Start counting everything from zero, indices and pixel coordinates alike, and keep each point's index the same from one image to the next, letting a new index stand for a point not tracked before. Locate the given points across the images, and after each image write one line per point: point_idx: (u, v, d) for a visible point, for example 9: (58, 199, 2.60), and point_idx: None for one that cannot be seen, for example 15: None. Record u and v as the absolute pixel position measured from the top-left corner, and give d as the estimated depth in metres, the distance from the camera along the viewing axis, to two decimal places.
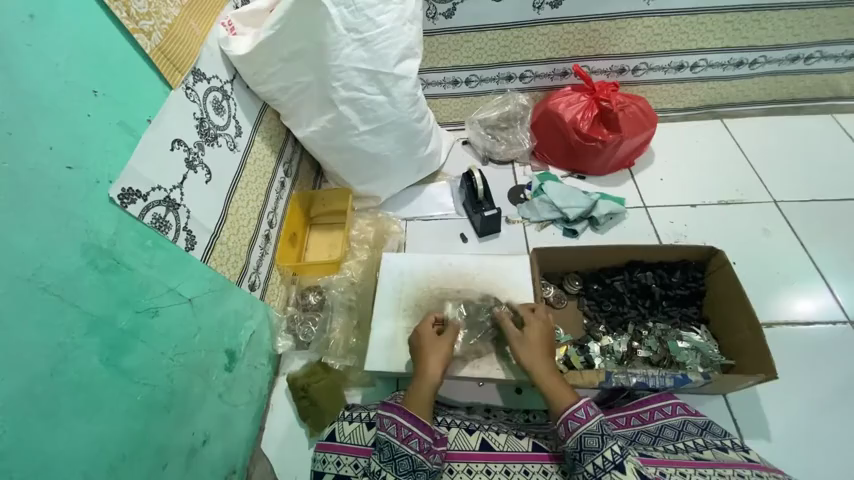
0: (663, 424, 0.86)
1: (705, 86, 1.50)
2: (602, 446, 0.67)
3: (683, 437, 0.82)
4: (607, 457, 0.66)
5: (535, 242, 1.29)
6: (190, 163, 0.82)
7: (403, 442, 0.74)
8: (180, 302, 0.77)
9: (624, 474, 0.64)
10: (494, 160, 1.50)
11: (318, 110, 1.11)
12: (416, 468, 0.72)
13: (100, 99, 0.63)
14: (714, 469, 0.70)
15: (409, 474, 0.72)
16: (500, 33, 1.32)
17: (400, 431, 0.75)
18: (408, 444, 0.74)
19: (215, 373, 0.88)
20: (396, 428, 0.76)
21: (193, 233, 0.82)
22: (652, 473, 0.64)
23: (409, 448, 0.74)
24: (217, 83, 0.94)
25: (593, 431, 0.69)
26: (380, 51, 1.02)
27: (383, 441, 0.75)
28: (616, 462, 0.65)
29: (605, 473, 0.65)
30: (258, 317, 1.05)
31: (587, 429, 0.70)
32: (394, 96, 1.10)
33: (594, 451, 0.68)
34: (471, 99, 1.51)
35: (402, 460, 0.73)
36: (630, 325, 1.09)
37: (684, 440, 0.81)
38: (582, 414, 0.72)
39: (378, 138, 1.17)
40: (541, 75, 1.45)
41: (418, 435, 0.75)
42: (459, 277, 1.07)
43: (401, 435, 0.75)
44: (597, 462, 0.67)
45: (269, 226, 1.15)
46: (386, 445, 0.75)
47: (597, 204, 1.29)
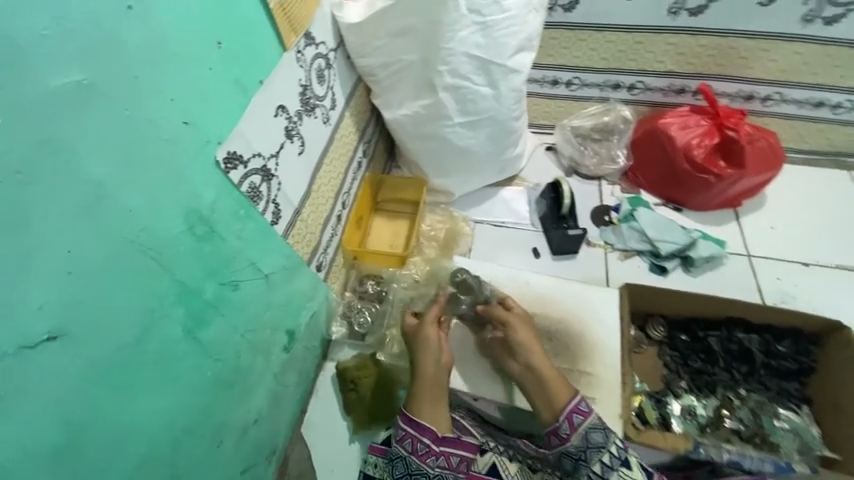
0: None
1: (844, 130, 1.30)
2: (607, 442, 0.73)
3: None
4: (612, 453, 0.73)
5: (615, 271, 1.18)
6: (288, 132, 0.77)
7: (398, 443, 0.81)
8: (258, 277, 0.74)
9: (630, 468, 0.72)
10: (580, 173, 1.38)
11: (415, 92, 1.03)
12: (412, 470, 0.79)
13: (222, 52, 0.58)
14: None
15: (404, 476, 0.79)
16: (622, 36, 1.18)
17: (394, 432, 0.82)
18: (401, 445, 0.80)
19: (275, 352, 0.84)
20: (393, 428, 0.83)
21: (280, 206, 0.77)
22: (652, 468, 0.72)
23: (403, 450, 0.80)
24: (323, 50, 0.88)
25: (596, 425, 0.75)
26: (498, 39, 0.93)
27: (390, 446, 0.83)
28: (622, 459, 0.72)
29: (612, 470, 0.72)
30: (318, 299, 1.00)
31: (591, 425, 0.75)
32: (500, 90, 1.00)
33: (599, 447, 0.73)
34: (567, 103, 1.38)
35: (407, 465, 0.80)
36: (719, 388, 0.97)
37: None
38: (585, 407, 0.76)
39: (470, 132, 1.07)
40: (653, 88, 1.30)
41: (409, 436, 0.80)
42: (539, 301, 0.97)
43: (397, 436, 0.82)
44: (602, 459, 0.73)
45: (342, 207, 1.10)
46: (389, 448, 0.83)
47: (697, 243, 1.15)
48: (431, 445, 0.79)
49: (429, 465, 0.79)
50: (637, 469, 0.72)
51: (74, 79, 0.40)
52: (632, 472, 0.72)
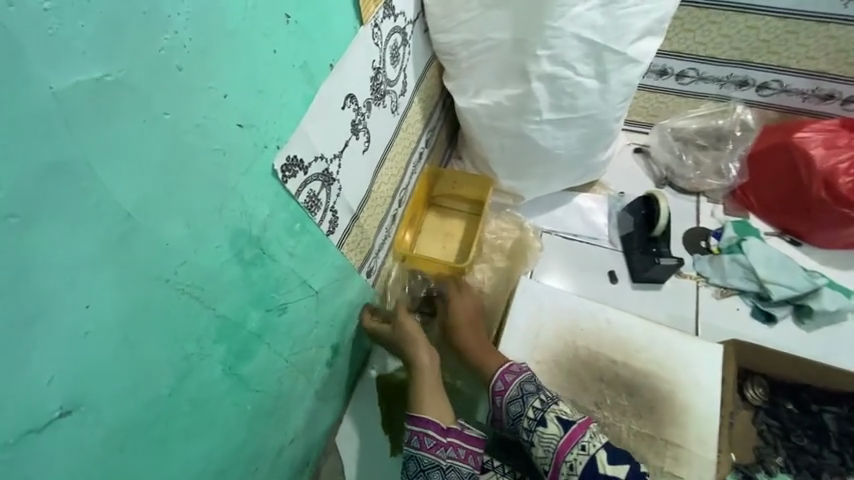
0: None
1: None
2: (524, 408, 0.73)
3: None
4: (531, 416, 0.72)
5: (707, 311, 1.00)
6: (355, 126, 0.64)
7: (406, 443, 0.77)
8: (308, 296, 0.64)
9: (547, 427, 0.71)
10: (675, 185, 1.16)
11: (500, 80, 0.86)
12: (423, 468, 0.74)
13: (291, 29, 0.45)
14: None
15: (417, 475, 0.74)
16: (770, 21, 0.93)
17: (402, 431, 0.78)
18: (409, 445, 0.76)
19: (317, 369, 0.76)
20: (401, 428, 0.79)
21: (338, 213, 0.66)
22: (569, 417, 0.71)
23: (413, 449, 0.75)
24: (401, 22, 0.72)
25: (514, 397, 0.74)
26: (621, 19, 0.73)
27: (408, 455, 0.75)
28: (539, 418, 0.72)
29: (534, 432, 0.72)
30: (365, 307, 0.90)
31: (509, 396, 0.75)
32: (609, 84, 0.81)
33: (519, 416, 0.73)
34: (673, 99, 1.14)
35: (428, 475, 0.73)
36: (825, 475, 0.81)
37: None
38: (501, 384, 0.76)
39: (559, 131, 0.89)
40: (792, 91, 1.03)
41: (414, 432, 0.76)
42: (617, 345, 0.81)
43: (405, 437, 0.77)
44: (525, 424, 0.73)
45: (398, 205, 0.97)
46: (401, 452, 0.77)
47: (822, 292, 0.94)
48: (438, 436, 0.75)
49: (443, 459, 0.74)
50: (553, 425, 0.70)
51: (95, 76, 0.29)
52: (548, 429, 0.71)
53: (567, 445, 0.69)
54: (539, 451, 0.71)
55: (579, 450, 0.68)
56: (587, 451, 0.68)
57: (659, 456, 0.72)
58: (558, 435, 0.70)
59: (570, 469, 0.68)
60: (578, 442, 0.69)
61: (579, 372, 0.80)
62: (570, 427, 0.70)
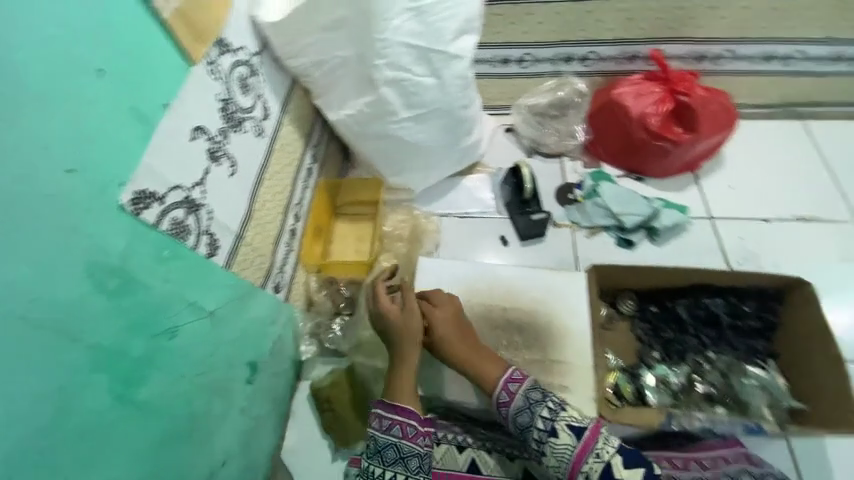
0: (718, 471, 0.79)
1: (795, 82, 1.28)
2: (532, 420, 0.71)
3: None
4: (541, 427, 0.70)
5: (583, 250, 1.18)
6: (213, 154, 0.71)
7: (384, 432, 0.75)
8: (200, 317, 0.68)
9: (558, 437, 0.69)
10: (541, 153, 1.35)
11: (356, 91, 0.96)
12: (402, 455, 0.73)
13: (107, 80, 0.52)
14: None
15: (396, 461, 0.73)
16: (568, 6, 1.13)
17: (379, 422, 0.76)
18: (389, 433, 0.75)
19: (236, 388, 0.80)
20: (377, 420, 0.77)
21: (216, 235, 0.72)
22: (582, 424, 0.69)
23: (390, 437, 0.75)
24: (243, 55, 0.80)
25: (521, 408, 0.73)
26: (436, 24, 0.86)
27: (387, 443, 0.74)
28: (549, 429, 0.69)
29: (545, 443, 0.69)
30: (282, 319, 0.95)
31: (516, 407, 0.73)
32: (444, 79, 0.94)
33: (528, 427, 0.71)
34: (521, 81, 1.33)
35: (407, 462, 0.73)
36: (689, 355, 0.98)
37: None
38: (505, 396, 0.75)
39: (420, 126, 1.01)
40: (606, 58, 1.25)
41: (394, 422, 0.75)
42: (505, 294, 0.95)
43: (382, 427, 0.76)
44: (536, 435, 0.70)
45: (295, 220, 1.04)
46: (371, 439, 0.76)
47: (659, 213, 1.15)
48: (419, 425, 0.75)
49: (421, 446, 0.74)
50: (565, 435, 0.68)
51: None
52: (560, 440, 0.68)
53: (582, 455, 0.66)
54: (551, 462, 0.68)
55: (594, 458, 0.66)
56: (601, 458, 0.66)
57: (548, 375, 0.84)
58: (571, 446, 0.67)
59: None
60: (593, 451, 0.66)
61: (477, 324, 0.92)
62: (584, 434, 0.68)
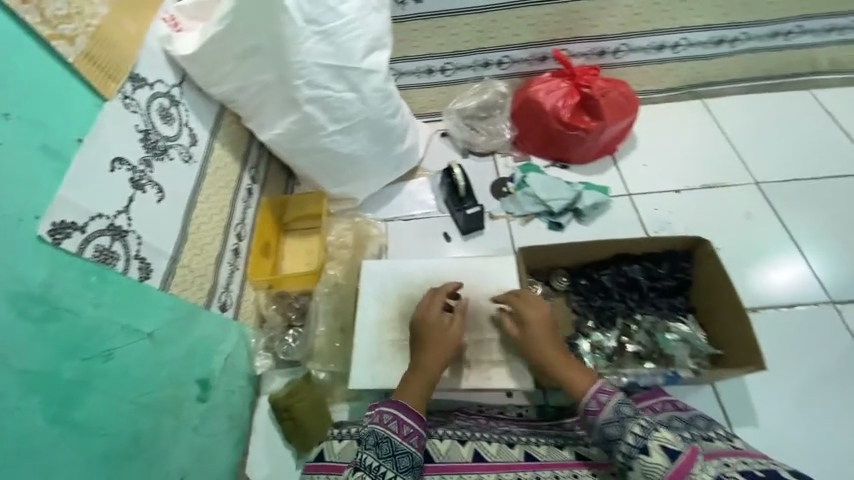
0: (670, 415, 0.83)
1: (688, 66, 1.43)
2: (622, 434, 0.71)
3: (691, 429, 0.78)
4: (631, 442, 0.69)
5: (519, 237, 1.27)
6: (136, 182, 0.75)
7: (404, 439, 0.74)
8: (137, 340, 0.71)
9: (649, 455, 0.66)
10: (475, 152, 1.44)
11: (282, 111, 1.01)
12: (415, 465, 0.73)
13: (15, 123, 0.56)
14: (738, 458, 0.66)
15: (408, 469, 0.72)
16: (474, 18, 1.24)
17: (402, 428, 0.75)
18: (408, 441, 0.74)
19: (187, 407, 0.82)
20: (397, 424, 0.75)
21: (148, 259, 0.75)
22: (679, 446, 0.65)
23: (388, 430, 0.74)
24: (162, 88, 0.85)
25: (611, 419, 0.73)
26: (345, 44, 0.93)
27: (404, 450, 0.73)
28: (640, 446, 0.68)
29: (634, 459, 0.68)
30: (232, 336, 0.98)
31: (605, 418, 0.74)
32: (363, 92, 1.01)
33: (616, 440, 0.71)
34: (448, 88, 1.42)
35: (398, 459, 0.72)
36: (619, 318, 1.06)
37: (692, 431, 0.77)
38: (595, 405, 0.76)
39: (349, 138, 1.07)
40: (519, 60, 1.36)
41: (395, 417, 0.75)
42: (444, 283, 1.01)
43: (402, 432, 0.75)
44: (624, 449, 0.69)
45: (238, 239, 1.07)
46: (385, 441, 0.73)
47: (582, 195, 1.26)
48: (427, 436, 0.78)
49: (416, 447, 0.74)
50: (657, 454, 0.66)
51: None
52: (652, 458, 0.66)
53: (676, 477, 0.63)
54: (640, 478, 0.67)
55: None
56: None
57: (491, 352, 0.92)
58: (664, 466, 0.65)
59: None
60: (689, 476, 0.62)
61: None
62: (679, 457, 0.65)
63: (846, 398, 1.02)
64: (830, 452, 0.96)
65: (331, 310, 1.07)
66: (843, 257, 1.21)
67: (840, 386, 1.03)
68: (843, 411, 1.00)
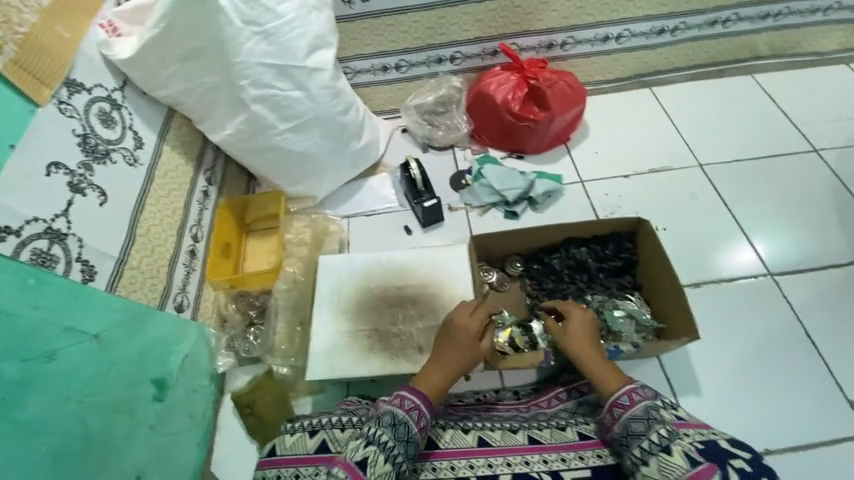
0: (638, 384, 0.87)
1: (633, 55, 1.49)
2: (647, 431, 0.72)
3: None
4: (654, 441, 0.71)
5: (477, 227, 1.30)
6: (75, 186, 0.76)
7: (418, 428, 0.75)
8: (83, 341, 0.73)
9: (671, 455, 0.69)
10: (434, 147, 1.46)
11: (231, 111, 1.02)
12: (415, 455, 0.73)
13: None
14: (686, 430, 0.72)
15: (410, 456, 0.72)
16: (422, 15, 1.28)
17: (421, 418, 0.75)
18: (422, 432, 0.75)
19: (141, 407, 0.83)
20: (417, 414, 0.76)
21: (91, 261, 0.77)
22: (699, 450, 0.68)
23: (408, 415, 0.74)
24: (101, 92, 0.85)
25: (638, 416, 0.74)
26: (287, 43, 0.95)
27: (415, 438, 0.73)
28: (663, 445, 0.70)
29: (653, 456, 0.70)
30: (191, 337, 0.99)
31: (632, 415, 0.75)
32: (311, 90, 1.03)
33: (639, 435, 0.72)
34: (404, 85, 1.45)
35: (408, 446, 0.72)
36: (570, 299, 1.10)
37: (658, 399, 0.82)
38: (625, 401, 0.77)
39: (301, 136, 1.09)
40: (471, 55, 1.40)
41: (418, 406, 0.76)
42: (399, 273, 1.04)
43: (418, 421, 0.75)
44: (644, 446, 0.71)
45: (194, 240, 1.08)
46: (403, 425, 0.73)
47: (534, 184, 1.30)
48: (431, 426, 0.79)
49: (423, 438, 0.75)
50: (679, 455, 0.68)
51: None
52: (672, 459, 0.68)
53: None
54: (654, 474, 0.69)
55: None
56: None
57: None
58: (684, 468, 0.67)
59: None
60: None
61: (376, 305, 0.99)
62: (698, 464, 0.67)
63: (784, 363, 1.07)
64: (769, 415, 1.01)
65: (290, 306, 1.09)
66: (782, 230, 1.28)
67: (778, 353, 1.09)
68: (782, 376, 1.06)
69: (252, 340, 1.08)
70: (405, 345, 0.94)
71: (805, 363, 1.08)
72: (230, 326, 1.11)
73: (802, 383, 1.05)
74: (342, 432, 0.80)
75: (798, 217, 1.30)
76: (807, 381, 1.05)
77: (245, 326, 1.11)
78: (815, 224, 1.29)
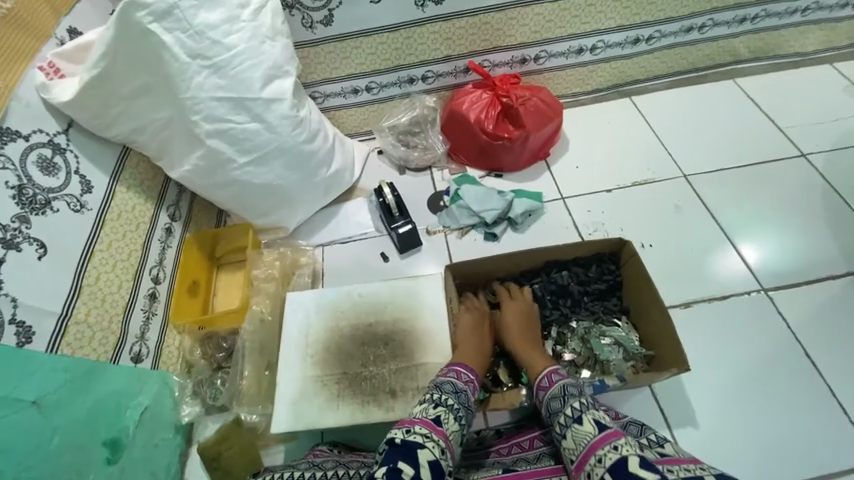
0: (628, 421, 0.88)
1: (610, 66, 1.45)
2: (563, 407, 0.78)
3: (645, 432, 0.84)
4: (568, 414, 0.75)
5: (456, 251, 1.25)
6: (8, 242, 0.71)
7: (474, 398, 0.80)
8: (19, 409, 0.67)
9: (582, 425, 0.72)
10: (410, 168, 1.42)
11: (187, 147, 0.98)
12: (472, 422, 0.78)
13: None
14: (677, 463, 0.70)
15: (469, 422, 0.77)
16: (389, 36, 1.24)
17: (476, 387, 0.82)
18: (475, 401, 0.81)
19: (92, 473, 0.77)
20: (472, 384, 0.82)
21: (28, 321, 0.72)
22: (610, 423, 0.70)
23: (467, 387, 0.80)
24: (42, 138, 0.81)
25: (556, 395, 0.81)
26: (239, 76, 0.91)
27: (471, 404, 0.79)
28: (575, 417, 0.74)
29: (568, 428, 0.74)
30: (151, 389, 0.93)
31: (551, 395, 0.81)
32: (270, 121, 0.99)
33: (558, 412, 0.78)
34: (377, 106, 1.41)
35: (468, 414, 0.77)
36: (554, 327, 1.05)
37: (647, 435, 0.83)
38: (546, 382, 0.84)
39: (264, 168, 1.05)
40: (443, 74, 1.37)
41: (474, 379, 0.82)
42: (370, 309, 0.98)
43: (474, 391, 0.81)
44: (562, 420, 0.76)
45: (155, 282, 1.03)
46: (463, 392, 0.79)
47: (513, 204, 1.26)
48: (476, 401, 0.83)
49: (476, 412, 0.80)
50: (589, 424, 0.71)
51: None
52: (583, 427, 0.72)
53: (601, 442, 0.67)
54: (570, 446, 0.72)
55: (611, 449, 0.65)
56: (618, 451, 0.64)
57: (416, 378, 0.89)
58: (592, 434, 0.70)
59: (600, 464, 0.64)
60: (611, 443, 0.66)
61: (346, 345, 0.94)
62: (607, 430, 0.69)
63: (783, 386, 1.01)
64: (768, 444, 0.95)
65: (259, 347, 1.04)
66: (774, 241, 1.22)
67: (776, 374, 1.03)
68: (781, 399, 1.00)
69: (219, 386, 1.03)
70: (375, 388, 0.88)
71: (805, 385, 1.02)
72: (197, 370, 1.05)
73: (802, 408, 0.99)
74: None
75: (790, 227, 1.25)
76: (808, 405, 0.99)
77: (213, 370, 1.06)
78: (808, 233, 1.24)
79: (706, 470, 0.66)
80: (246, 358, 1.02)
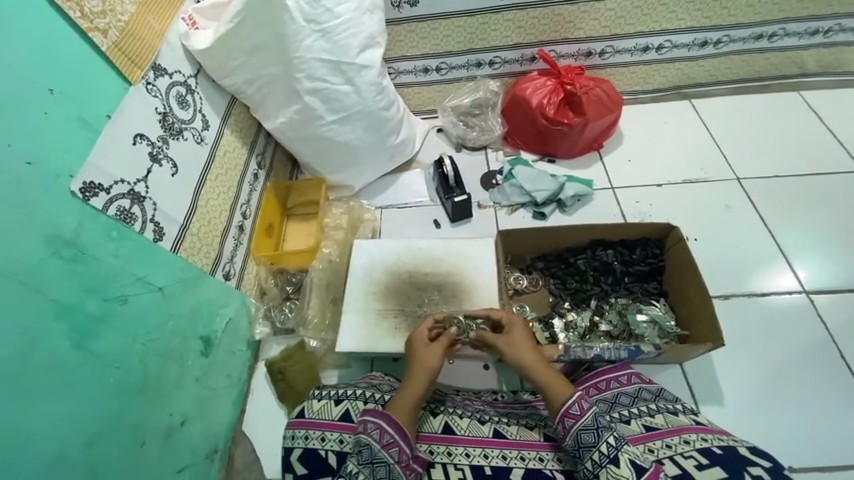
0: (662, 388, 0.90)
1: (673, 67, 1.49)
2: (597, 441, 0.70)
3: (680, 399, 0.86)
4: (602, 451, 0.69)
5: (505, 225, 1.34)
6: (154, 156, 0.87)
7: (384, 448, 0.73)
8: (149, 290, 0.82)
9: (620, 467, 0.67)
10: (468, 146, 1.51)
11: (285, 101, 1.12)
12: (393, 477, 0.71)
13: (57, 97, 0.68)
14: (711, 434, 0.76)
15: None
16: (466, 20, 1.35)
17: (381, 437, 0.74)
18: (388, 451, 0.73)
19: (190, 358, 0.92)
20: (380, 432, 0.74)
21: (161, 224, 0.87)
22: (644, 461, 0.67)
23: (370, 437, 0.74)
24: (179, 78, 0.97)
25: (588, 426, 0.72)
26: (341, 42, 1.04)
27: (379, 460, 0.72)
28: (610, 456, 0.68)
29: (602, 467, 0.68)
30: (234, 304, 1.08)
31: (582, 425, 0.72)
32: (358, 85, 1.11)
33: (590, 447, 0.70)
34: (443, 87, 1.52)
35: (375, 470, 0.72)
36: (593, 300, 1.12)
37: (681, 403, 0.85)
38: (576, 410, 0.74)
39: (346, 127, 1.18)
40: (510, 60, 1.46)
41: (378, 425, 0.75)
42: (427, 261, 1.09)
43: (384, 441, 0.74)
44: (594, 457, 0.70)
45: (243, 217, 1.18)
46: (365, 447, 0.73)
47: (564, 186, 1.33)
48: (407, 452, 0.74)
49: (394, 456, 0.73)
50: (625, 466, 0.67)
51: None
52: (620, 470, 0.66)
53: None
54: None
55: None
56: None
57: None
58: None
59: None
60: None
61: (404, 289, 1.05)
62: (645, 473, 0.66)
63: (817, 385, 1.04)
64: (794, 434, 0.98)
65: (325, 284, 1.18)
66: (823, 250, 1.23)
67: (810, 372, 1.06)
68: (812, 394, 1.03)
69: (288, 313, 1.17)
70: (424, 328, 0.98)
71: (839, 386, 1.04)
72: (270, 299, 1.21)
73: (833, 407, 1.01)
74: (364, 404, 0.88)
75: (841, 239, 1.25)
76: (839, 404, 1.01)
77: (285, 300, 1.21)
78: None
79: (740, 442, 0.72)
80: (313, 293, 1.16)
